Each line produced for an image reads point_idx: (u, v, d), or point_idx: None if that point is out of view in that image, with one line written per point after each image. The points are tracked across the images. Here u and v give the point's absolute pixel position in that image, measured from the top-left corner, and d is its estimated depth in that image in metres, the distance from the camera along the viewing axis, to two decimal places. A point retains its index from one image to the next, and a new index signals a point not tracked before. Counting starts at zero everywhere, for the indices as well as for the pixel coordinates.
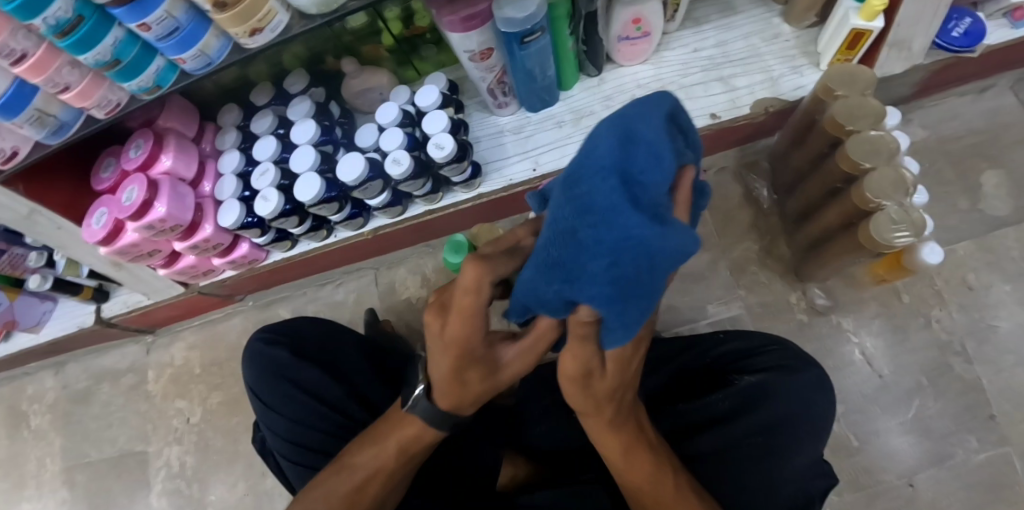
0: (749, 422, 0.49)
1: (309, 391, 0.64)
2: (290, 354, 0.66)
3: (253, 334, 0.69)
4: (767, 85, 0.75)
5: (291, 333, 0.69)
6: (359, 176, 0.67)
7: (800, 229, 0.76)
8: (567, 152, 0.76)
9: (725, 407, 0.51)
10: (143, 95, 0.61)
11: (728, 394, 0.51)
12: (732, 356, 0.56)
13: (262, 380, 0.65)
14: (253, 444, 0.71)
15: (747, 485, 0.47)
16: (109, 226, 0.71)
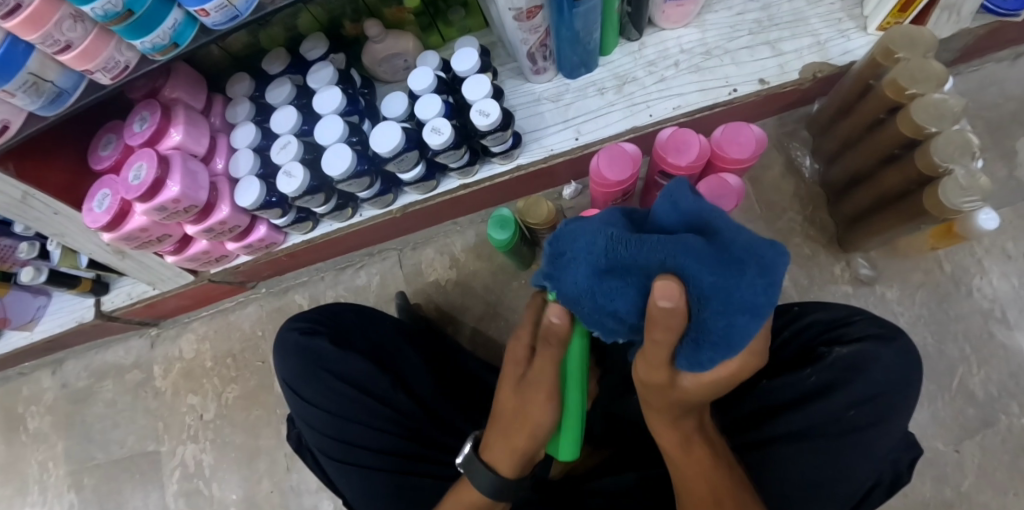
0: (842, 397, 0.48)
1: (356, 383, 0.60)
2: (329, 341, 0.61)
3: (286, 324, 0.64)
4: (814, 49, 0.72)
5: (330, 319, 0.65)
6: (396, 146, 0.62)
7: (845, 198, 0.75)
8: (611, 121, 0.72)
9: (814, 383, 0.50)
10: (156, 54, 0.54)
11: (821, 368, 0.50)
12: (817, 328, 0.54)
13: (300, 372, 0.61)
14: (289, 441, 0.65)
15: (841, 461, 0.47)
16: (115, 208, 0.65)
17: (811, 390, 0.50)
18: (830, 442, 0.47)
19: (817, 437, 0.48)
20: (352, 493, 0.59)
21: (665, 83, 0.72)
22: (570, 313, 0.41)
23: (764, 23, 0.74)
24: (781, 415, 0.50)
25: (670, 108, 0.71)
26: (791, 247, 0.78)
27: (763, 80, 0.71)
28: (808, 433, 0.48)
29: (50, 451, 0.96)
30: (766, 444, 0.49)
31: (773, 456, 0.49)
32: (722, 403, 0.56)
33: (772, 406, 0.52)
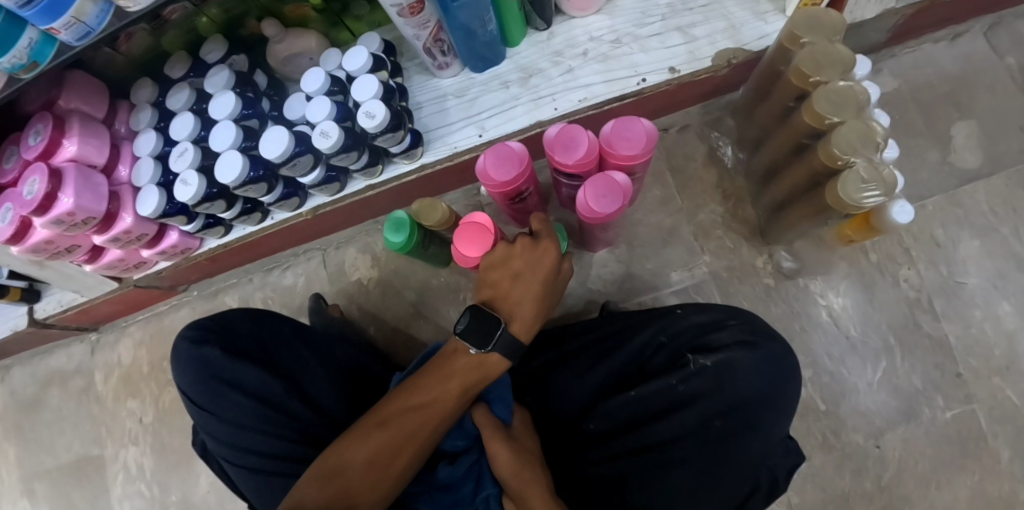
0: (709, 405, 0.47)
1: (250, 391, 0.60)
2: (221, 349, 0.61)
3: (179, 332, 0.63)
4: (729, 33, 0.69)
5: (225, 327, 0.65)
6: (283, 151, 0.61)
7: (766, 188, 0.72)
8: (515, 115, 0.69)
9: (684, 392, 0.49)
10: (21, 73, 0.53)
11: (689, 376, 0.49)
12: (693, 331, 0.53)
13: (195, 380, 0.61)
14: (194, 447, 0.65)
15: (710, 471, 0.47)
16: (14, 222, 0.65)
17: (683, 398, 0.49)
18: (699, 450, 0.47)
19: (687, 446, 0.47)
20: (262, 496, 0.61)
21: (573, 73, 0.70)
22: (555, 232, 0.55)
23: (677, 7, 0.70)
24: (651, 425, 0.49)
25: (576, 101, 0.68)
26: (713, 239, 0.75)
27: (673, 68, 0.68)
28: (680, 441, 0.48)
29: (1, 458, 0.99)
30: (642, 452, 0.49)
31: (646, 466, 0.48)
32: (597, 407, 0.54)
33: (645, 414, 0.51)
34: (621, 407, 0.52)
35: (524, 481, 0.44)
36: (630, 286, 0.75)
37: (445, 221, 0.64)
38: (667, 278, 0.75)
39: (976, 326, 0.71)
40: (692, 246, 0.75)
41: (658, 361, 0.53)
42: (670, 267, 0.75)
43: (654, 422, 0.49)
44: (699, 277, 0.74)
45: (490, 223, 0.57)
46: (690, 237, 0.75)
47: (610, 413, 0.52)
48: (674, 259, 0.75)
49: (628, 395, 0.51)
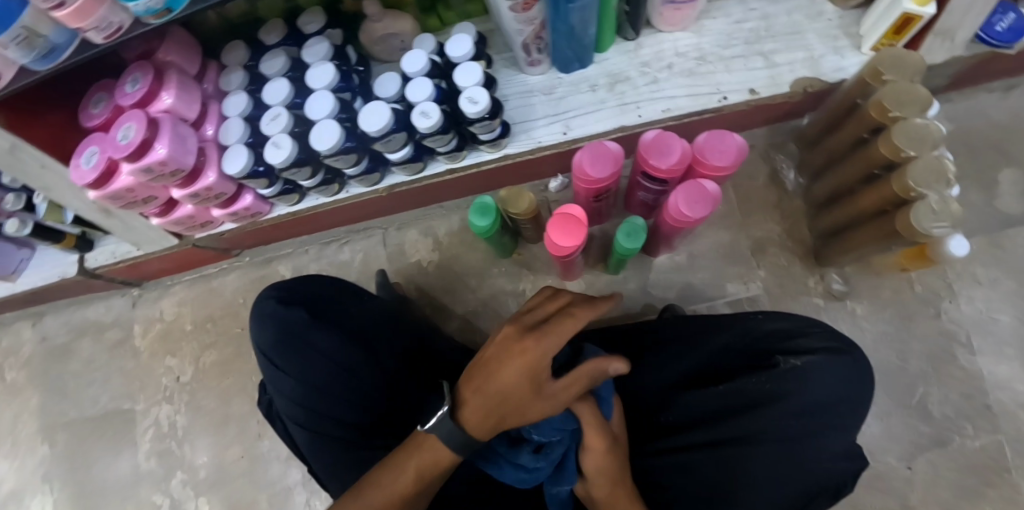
0: (790, 404, 0.50)
1: (329, 356, 0.61)
2: (304, 312, 0.62)
3: (264, 290, 0.65)
4: (807, 63, 0.73)
5: (305, 292, 0.66)
6: (384, 126, 0.62)
7: (825, 213, 0.76)
8: (600, 117, 0.72)
9: (766, 389, 0.52)
10: (150, 19, 0.54)
11: (771, 377, 0.52)
12: (772, 337, 0.56)
13: (277, 340, 0.61)
14: (259, 406, 0.66)
15: (783, 471, 0.48)
16: (101, 166, 0.65)
17: (764, 396, 0.52)
18: (779, 446, 0.48)
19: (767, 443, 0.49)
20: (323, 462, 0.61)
21: (658, 84, 0.73)
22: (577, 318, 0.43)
23: (760, 33, 0.74)
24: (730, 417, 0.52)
25: (660, 110, 0.71)
26: (768, 256, 0.78)
27: (754, 90, 0.72)
28: (759, 437, 0.50)
29: (21, 407, 0.98)
30: (718, 443, 0.51)
31: (724, 457, 0.50)
32: (674, 400, 0.57)
33: (722, 409, 0.53)
34: (700, 400, 0.55)
35: (602, 470, 0.45)
36: (686, 292, 0.79)
37: (529, 211, 0.66)
38: (722, 288, 0.78)
39: (1008, 362, 0.75)
40: (748, 260, 0.78)
41: (736, 361, 0.57)
42: (726, 278, 0.78)
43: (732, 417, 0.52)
44: (753, 291, 0.77)
45: (584, 216, 0.60)
46: (747, 251, 0.79)
47: (687, 405, 0.55)
48: (731, 271, 0.78)
49: (708, 389, 0.54)
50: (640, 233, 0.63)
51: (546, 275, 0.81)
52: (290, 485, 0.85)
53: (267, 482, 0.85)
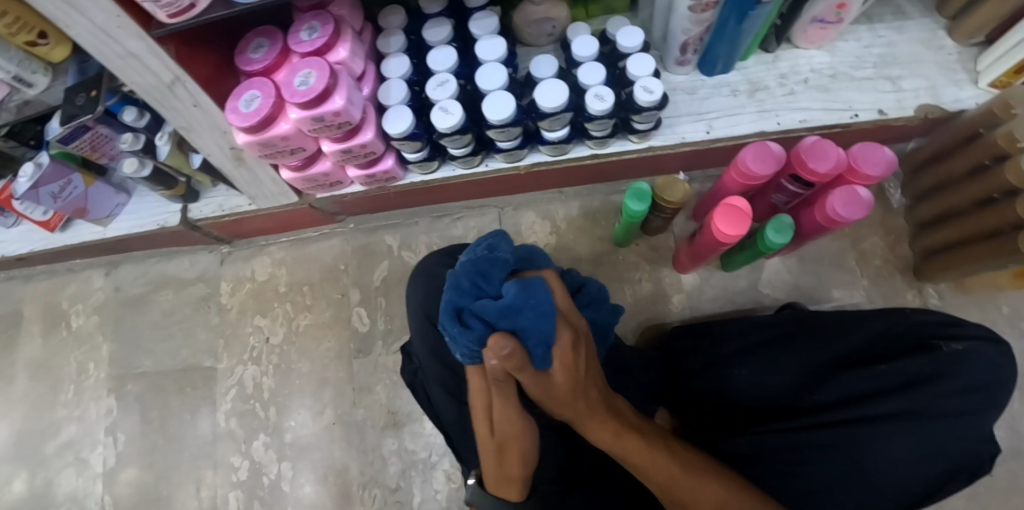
0: (952, 384, 0.53)
1: None
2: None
3: (429, 253, 0.68)
4: (929, 91, 0.78)
5: None
6: (560, 104, 0.64)
7: (930, 231, 0.82)
8: (742, 121, 0.76)
9: (925, 370, 0.55)
10: None
11: (931, 360, 0.56)
12: (921, 329, 0.61)
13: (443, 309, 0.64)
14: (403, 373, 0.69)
15: (939, 444, 0.52)
16: (266, 110, 0.64)
17: (923, 377, 0.55)
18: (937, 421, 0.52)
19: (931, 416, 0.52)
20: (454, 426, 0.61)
21: (795, 96, 0.77)
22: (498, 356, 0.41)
23: (887, 59, 0.79)
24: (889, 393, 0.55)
25: (798, 120, 0.76)
26: (871, 267, 0.84)
27: (882, 111, 0.77)
28: (920, 412, 0.53)
29: (91, 353, 0.96)
30: (877, 417, 0.54)
31: (885, 429, 0.53)
32: (824, 381, 0.60)
33: (882, 388, 0.56)
34: (853, 378, 0.59)
35: (632, 448, 0.45)
36: (794, 294, 0.83)
37: (681, 201, 0.69)
38: (829, 294, 0.83)
39: None
40: (852, 269, 0.84)
41: (885, 349, 0.61)
42: (832, 285, 0.83)
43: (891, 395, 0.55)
44: (855, 298, 0.82)
45: (748, 208, 0.63)
46: (852, 261, 0.84)
47: (841, 385, 0.59)
48: (836, 278, 0.83)
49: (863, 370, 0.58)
50: (789, 230, 0.67)
51: (659, 267, 0.84)
52: (385, 455, 0.84)
53: (359, 450, 0.84)
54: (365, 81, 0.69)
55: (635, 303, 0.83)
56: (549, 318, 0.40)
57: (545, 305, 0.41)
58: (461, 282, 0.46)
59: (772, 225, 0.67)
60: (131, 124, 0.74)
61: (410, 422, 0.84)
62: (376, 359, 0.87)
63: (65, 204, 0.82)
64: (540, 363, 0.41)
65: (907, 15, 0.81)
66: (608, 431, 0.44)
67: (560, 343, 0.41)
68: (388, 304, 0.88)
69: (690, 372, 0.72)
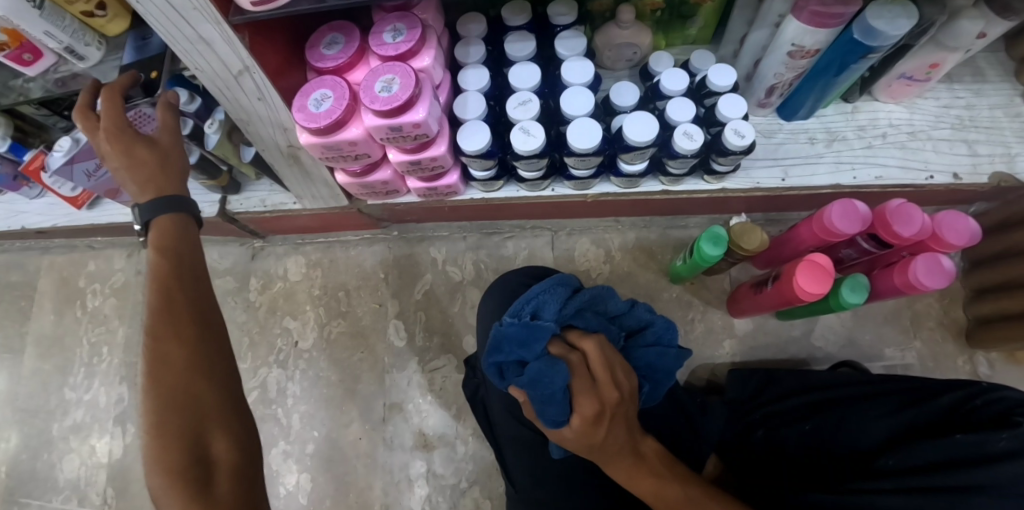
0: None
1: None
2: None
3: (509, 271, 0.67)
4: (1005, 159, 0.77)
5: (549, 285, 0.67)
6: (649, 140, 0.62)
7: (986, 299, 0.81)
8: (818, 171, 0.74)
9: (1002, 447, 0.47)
10: None
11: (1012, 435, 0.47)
12: (1011, 401, 0.53)
13: None
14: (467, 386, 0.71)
15: None
16: (339, 113, 0.60)
17: (996, 453, 0.47)
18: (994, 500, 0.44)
19: (1008, 499, 0.44)
20: (512, 444, 0.64)
21: (872, 150, 0.76)
22: (525, 398, 0.47)
23: (964, 121, 0.78)
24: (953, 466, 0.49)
25: (874, 176, 0.74)
26: (924, 329, 0.83)
27: (957, 175, 0.76)
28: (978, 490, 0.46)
29: (105, 335, 0.91)
30: (932, 488, 0.49)
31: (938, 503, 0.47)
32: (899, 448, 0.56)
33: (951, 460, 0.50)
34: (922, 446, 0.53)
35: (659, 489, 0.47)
36: (845, 350, 0.81)
37: (756, 250, 0.67)
38: (880, 353, 0.81)
39: None
40: (905, 329, 0.82)
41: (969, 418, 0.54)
42: (885, 344, 0.81)
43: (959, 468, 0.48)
44: (907, 359, 0.81)
45: (830, 266, 0.61)
46: (905, 321, 0.83)
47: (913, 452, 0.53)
48: (889, 338, 0.82)
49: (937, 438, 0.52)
50: (864, 290, 0.65)
51: (713, 309, 0.82)
52: (412, 477, 0.80)
53: (385, 469, 0.81)
54: (441, 91, 0.66)
55: (687, 344, 0.81)
56: (559, 395, 0.43)
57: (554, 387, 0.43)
58: (501, 346, 0.49)
59: (847, 284, 0.65)
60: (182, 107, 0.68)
61: (441, 445, 0.81)
62: (409, 375, 0.83)
63: (97, 184, 0.78)
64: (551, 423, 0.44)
65: (987, 78, 0.80)
66: (628, 470, 0.47)
67: (581, 412, 0.42)
68: (427, 319, 0.85)
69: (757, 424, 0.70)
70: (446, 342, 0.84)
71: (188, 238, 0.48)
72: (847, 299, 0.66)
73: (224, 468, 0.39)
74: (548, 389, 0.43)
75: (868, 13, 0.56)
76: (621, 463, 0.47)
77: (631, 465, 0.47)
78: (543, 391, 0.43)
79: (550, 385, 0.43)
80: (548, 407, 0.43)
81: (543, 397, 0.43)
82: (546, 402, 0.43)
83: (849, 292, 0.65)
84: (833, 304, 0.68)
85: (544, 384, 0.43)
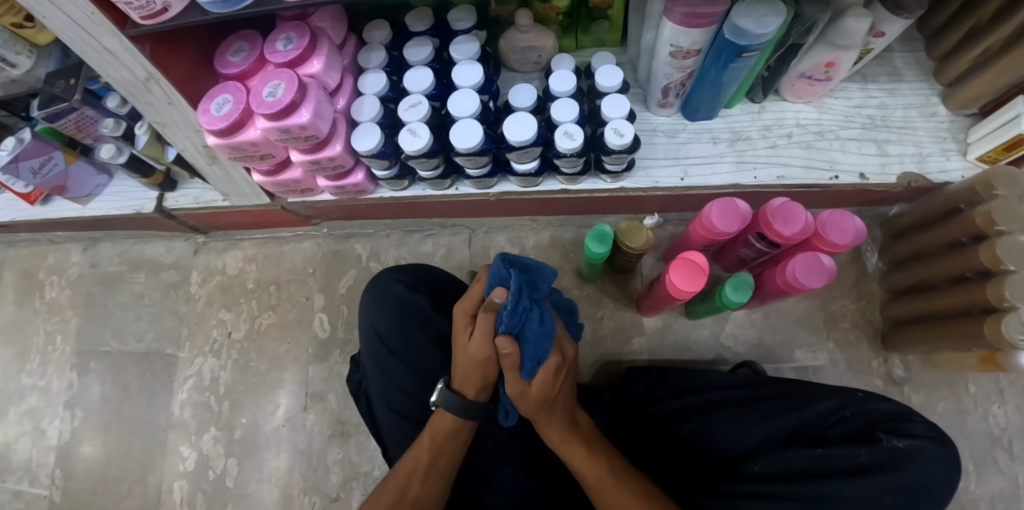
0: (882, 480, 0.50)
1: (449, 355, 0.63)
2: (429, 305, 0.65)
3: (384, 269, 0.68)
4: (915, 159, 0.76)
5: (421, 275, 0.69)
6: (528, 139, 0.64)
7: (901, 300, 0.80)
8: (718, 171, 0.75)
9: (864, 462, 0.53)
10: None
11: (873, 452, 0.53)
12: (879, 415, 0.58)
13: (393, 322, 0.63)
14: (349, 382, 0.69)
15: None
16: (235, 116, 0.64)
17: (859, 467, 0.52)
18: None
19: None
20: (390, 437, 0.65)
21: (775, 150, 0.76)
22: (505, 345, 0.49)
23: (876, 121, 0.78)
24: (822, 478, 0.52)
25: (775, 176, 0.75)
26: (838, 330, 0.83)
27: (863, 175, 0.75)
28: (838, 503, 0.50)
29: (60, 325, 0.98)
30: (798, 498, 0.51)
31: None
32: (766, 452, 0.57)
33: (819, 471, 0.54)
34: (792, 455, 0.55)
35: (590, 463, 0.53)
36: (755, 350, 0.82)
37: (644, 247, 0.68)
38: (791, 353, 0.82)
39: None
40: (819, 330, 0.83)
41: (837, 430, 0.58)
42: (797, 345, 0.82)
43: (835, 478, 0.52)
44: (819, 360, 0.81)
45: (706, 264, 0.62)
46: (819, 321, 0.83)
47: (781, 461, 0.55)
48: (801, 338, 0.82)
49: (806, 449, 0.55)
50: (748, 289, 0.65)
51: (624, 306, 0.84)
52: (329, 464, 0.83)
53: (305, 456, 0.84)
54: (339, 94, 0.69)
55: (596, 340, 0.82)
56: (547, 340, 0.50)
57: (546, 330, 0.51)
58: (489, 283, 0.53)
59: (732, 283, 0.66)
60: (114, 109, 0.75)
61: (357, 434, 0.84)
62: (332, 366, 0.87)
63: (44, 180, 0.82)
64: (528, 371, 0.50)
65: (903, 78, 0.80)
66: (563, 434, 0.55)
67: (546, 363, 0.51)
68: (350, 313, 0.89)
69: (640, 423, 0.70)
70: None
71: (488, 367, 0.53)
72: (733, 298, 0.66)
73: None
74: (534, 335, 0.50)
75: (732, 14, 0.57)
76: (553, 429, 0.55)
77: (562, 434, 0.55)
78: (538, 334, 0.50)
79: (541, 330, 0.50)
80: (537, 346, 0.50)
81: (539, 335, 0.50)
82: (539, 339, 0.50)
83: (734, 291, 0.65)
84: (723, 304, 0.68)
85: (535, 337, 0.50)
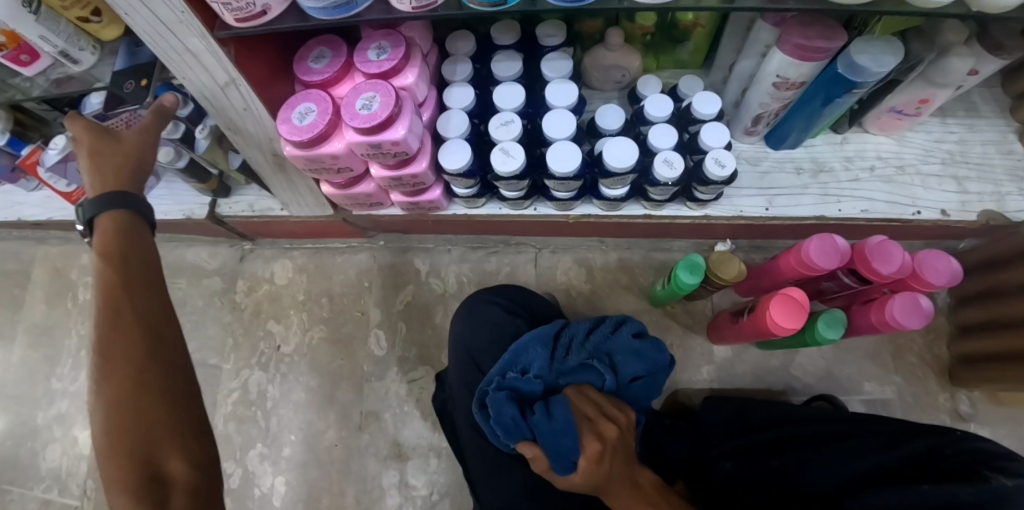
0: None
1: None
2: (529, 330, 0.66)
3: (478, 290, 0.71)
4: (994, 198, 0.76)
5: (516, 297, 0.70)
6: (628, 166, 0.62)
7: (970, 336, 0.80)
8: (803, 202, 0.74)
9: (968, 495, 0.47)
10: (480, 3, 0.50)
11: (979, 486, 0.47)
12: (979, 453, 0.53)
13: (492, 346, 0.66)
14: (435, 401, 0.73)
15: None
16: (321, 127, 0.60)
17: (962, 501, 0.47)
18: None
19: None
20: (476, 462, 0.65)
21: (859, 183, 0.75)
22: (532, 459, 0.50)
23: (956, 157, 0.77)
24: None
25: (859, 209, 0.74)
26: (905, 364, 0.83)
27: (944, 211, 0.75)
28: None
29: None
30: None
31: None
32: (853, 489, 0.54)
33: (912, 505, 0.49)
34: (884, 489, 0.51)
35: None
36: (823, 382, 0.81)
37: (733, 279, 0.67)
38: (859, 386, 0.81)
39: None
40: (885, 364, 0.82)
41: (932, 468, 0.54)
42: (864, 378, 0.82)
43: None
44: (885, 394, 0.81)
45: (806, 300, 0.61)
46: (885, 355, 0.83)
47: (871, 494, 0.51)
48: (868, 372, 0.82)
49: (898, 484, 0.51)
50: (840, 325, 0.64)
51: (693, 334, 0.83)
52: (384, 486, 0.80)
53: (358, 477, 0.81)
54: (424, 108, 0.66)
55: None
56: (568, 432, 0.49)
57: (563, 423, 0.49)
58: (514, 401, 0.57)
59: (824, 318, 0.65)
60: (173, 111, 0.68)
61: (415, 456, 0.81)
62: (388, 384, 0.84)
63: None
64: (561, 471, 0.48)
65: (982, 114, 0.79)
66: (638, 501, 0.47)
67: (586, 450, 0.47)
68: (408, 329, 0.86)
69: (720, 455, 0.69)
70: (425, 353, 0.85)
71: (133, 232, 0.45)
72: (826, 335, 0.65)
73: (180, 488, 0.37)
74: (561, 430, 0.49)
75: (854, 47, 0.56)
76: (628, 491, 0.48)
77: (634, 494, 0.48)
78: (564, 433, 0.49)
79: (564, 427, 0.49)
80: (560, 447, 0.48)
81: (563, 448, 0.48)
82: (562, 441, 0.48)
83: (828, 328, 0.64)
84: (811, 339, 0.67)
85: (562, 440, 0.48)
